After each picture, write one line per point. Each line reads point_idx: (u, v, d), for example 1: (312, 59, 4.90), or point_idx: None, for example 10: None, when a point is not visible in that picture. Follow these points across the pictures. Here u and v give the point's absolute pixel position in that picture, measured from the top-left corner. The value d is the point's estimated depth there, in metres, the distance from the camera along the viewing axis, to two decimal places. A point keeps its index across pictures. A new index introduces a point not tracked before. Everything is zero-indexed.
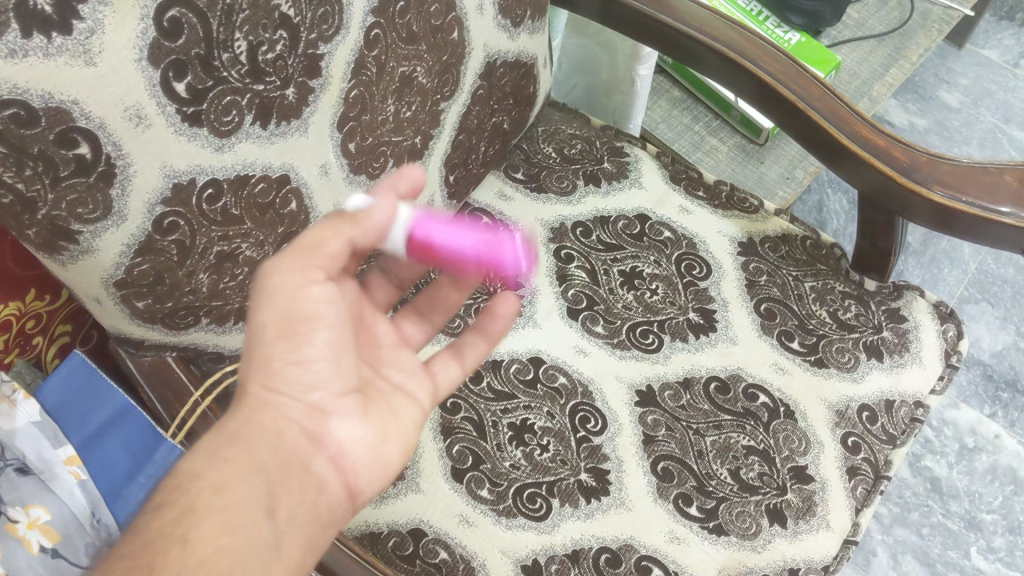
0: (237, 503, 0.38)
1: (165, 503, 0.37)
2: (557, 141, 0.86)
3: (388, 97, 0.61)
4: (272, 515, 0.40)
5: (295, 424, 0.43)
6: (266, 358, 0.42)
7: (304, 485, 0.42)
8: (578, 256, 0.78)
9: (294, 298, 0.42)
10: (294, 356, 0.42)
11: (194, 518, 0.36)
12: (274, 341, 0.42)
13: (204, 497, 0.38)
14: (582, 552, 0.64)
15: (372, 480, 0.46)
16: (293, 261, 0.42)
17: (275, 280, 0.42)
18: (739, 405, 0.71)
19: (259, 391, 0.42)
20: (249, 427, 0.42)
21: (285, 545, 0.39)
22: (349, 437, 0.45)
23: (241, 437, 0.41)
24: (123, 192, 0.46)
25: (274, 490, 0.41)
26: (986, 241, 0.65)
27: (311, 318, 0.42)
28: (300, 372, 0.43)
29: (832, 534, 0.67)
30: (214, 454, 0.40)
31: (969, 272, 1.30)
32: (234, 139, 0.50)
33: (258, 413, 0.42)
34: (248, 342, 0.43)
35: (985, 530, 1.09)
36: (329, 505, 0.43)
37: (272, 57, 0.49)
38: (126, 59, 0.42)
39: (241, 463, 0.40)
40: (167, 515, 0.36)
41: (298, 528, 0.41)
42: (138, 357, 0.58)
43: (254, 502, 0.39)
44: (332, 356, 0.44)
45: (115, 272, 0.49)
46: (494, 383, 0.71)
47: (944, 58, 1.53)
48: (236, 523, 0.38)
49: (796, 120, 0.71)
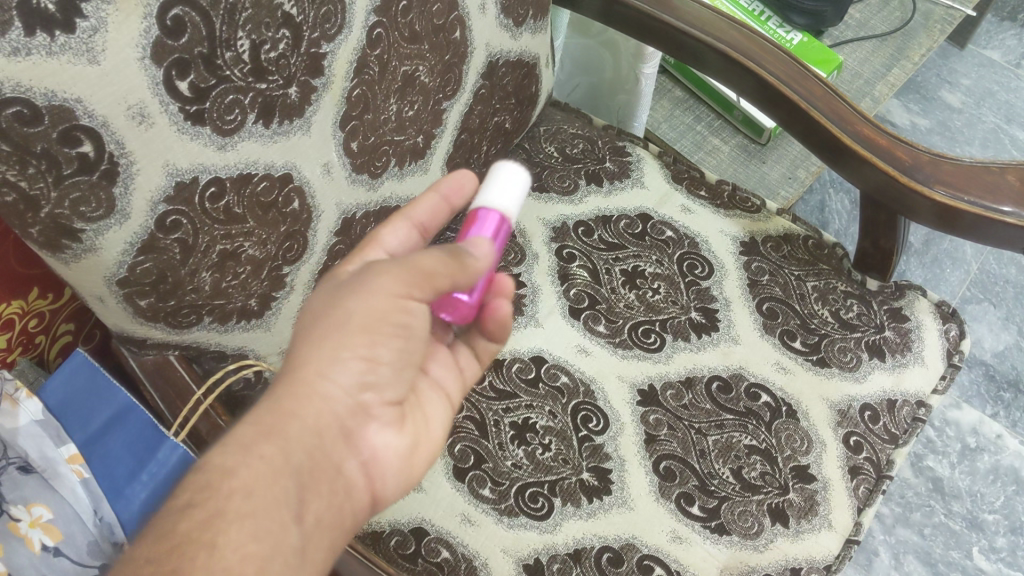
0: (267, 507, 0.36)
1: (194, 505, 0.35)
2: (559, 140, 0.86)
3: (391, 96, 0.61)
4: (300, 520, 0.38)
5: (339, 423, 0.41)
6: (334, 354, 0.40)
7: (336, 488, 0.41)
8: (581, 255, 0.78)
9: (387, 305, 0.40)
10: (359, 356, 0.40)
11: (222, 523, 0.35)
12: (352, 340, 0.40)
13: (234, 500, 0.36)
14: (584, 551, 0.64)
15: (397, 483, 0.45)
16: (399, 277, 0.40)
17: (379, 284, 0.40)
18: (741, 405, 0.71)
19: (311, 382, 0.40)
20: (292, 422, 0.39)
21: (310, 552, 0.38)
22: (385, 440, 0.44)
23: (283, 432, 0.39)
24: (126, 190, 0.46)
25: (309, 494, 0.39)
26: (988, 241, 0.65)
27: (399, 329, 0.41)
28: (358, 372, 0.41)
29: (834, 534, 0.67)
30: (250, 450, 0.37)
31: (971, 272, 1.30)
32: (237, 138, 0.50)
33: (305, 406, 0.40)
34: (313, 330, 0.41)
35: (987, 530, 1.09)
36: (354, 509, 0.42)
37: (275, 55, 0.50)
38: (129, 58, 0.42)
39: (280, 462, 0.38)
40: (195, 518, 0.35)
41: (324, 533, 0.39)
42: (140, 356, 0.58)
43: (286, 506, 0.37)
44: (395, 362, 0.42)
45: (118, 271, 0.49)
46: (496, 382, 0.71)
47: (946, 58, 1.52)
48: (266, 531, 0.36)
49: (799, 120, 0.71)
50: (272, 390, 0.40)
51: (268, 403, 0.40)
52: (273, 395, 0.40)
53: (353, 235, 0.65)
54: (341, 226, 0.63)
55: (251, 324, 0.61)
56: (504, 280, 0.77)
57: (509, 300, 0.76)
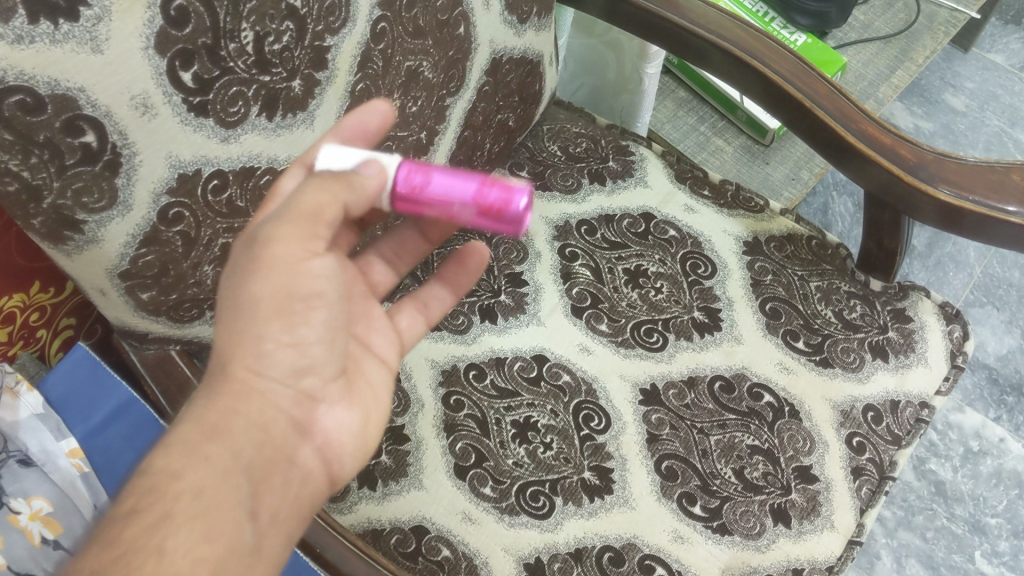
0: (215, 508, 0.36)
1: (138, 511, 0.34)
2: (562, 139, 0.86)
3: (394, 92, 0.61)
4: (254, 517, 0.37)
5: (280, 411, 0.41)
6: (257, 339, 0.40)
7: (288, 479, 0.40)
8: (583, 254, 0.78)
9: (295, 274, 0.39)
10: (285, 340, 0.40)
11: (169, 528, 0.34)
12: (271, 322, 0.39)
13: (182, 502, 0.35)
14: (584, 551, 0.64)
15: (353, 462, 0.45)
16: (296, 235, 0.39)
17: (278, 259, 0.39)
18: (743, 404, 0.71)
19: (245, 375, 0.40)
20: (234, 419, 0.39)
21: (266, 548, 0.37)
22: (336, 420, 0.44)
23: (222, 429, 0.38)
24: (128, 181, 0.46)
25: (259, 489, 0.38)
26: (994, 241, 0.65)
27: (312, 299, 0.40)
28: (289, 356, 0.40)
29: (837, 534, 0.66)
30: (190, 450, 0.37)
31: (974, 275, 1.29)
32: (240, 130, 0.50)
33: (243, 399, 0.39)
34: (234, 318, 0.40)
35: (989, 533, 1.09)
36: (312, 495, 0.42)
37: (279, 48, 0.49)
38: (132, 47, 0.42)
39: (223, 461, 0.37)
40: (142, 525, 0.34)
41: (281, 527, 0.39)
42: (142, 351, 0.58)
43: (237, 504, 0.37)
44: (328, 337, 0.42)
45: (120, 263, 0.49)
46: (498, 380, 0.71)
47: (950, 61, 1.52)
48: (216, 530, 0.35)
49: (802, 118, 0.71)
50: (206, 387, 0.40)
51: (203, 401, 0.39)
52: (208, 392, 0.39)
53: None
54: None
55: None
56: (506, 278, 0.77)
57: (511, 298, 0.75)
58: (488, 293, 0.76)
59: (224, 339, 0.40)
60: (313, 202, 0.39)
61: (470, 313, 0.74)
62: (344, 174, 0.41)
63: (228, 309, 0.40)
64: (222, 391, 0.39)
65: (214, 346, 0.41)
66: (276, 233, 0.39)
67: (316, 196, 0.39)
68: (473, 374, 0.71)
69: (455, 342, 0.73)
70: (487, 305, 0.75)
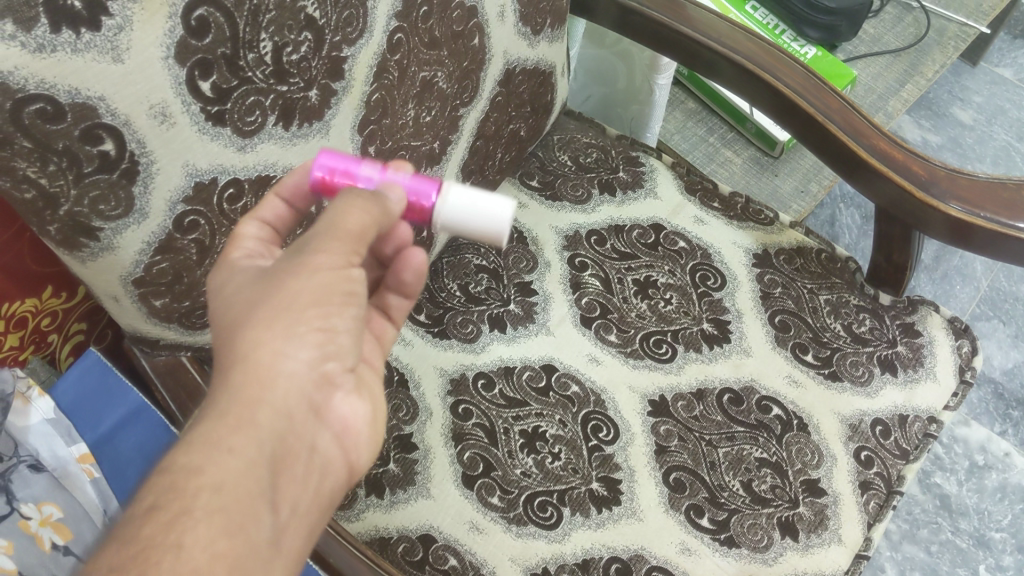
0: (237, 501, 0.34)
1: (157, 507, 0.33)
2: (572, 149, 0.86)
3: (409, 101, 0.61)
4: (272, 510, 0.36)
5: (309, 400, 0.39)
6: (289, 330, 0.38)
7: (307, 470, 0.39)
8: (592, 264, 0.78)
9: (335, 277, 0.40)
10: (316, 330, 0.39)
11: (188, 524, 0.32)
12: (303, 312, 0.38)
13: (204, 497, 0.33)
14: (592, 562, 0.64)
15: (370, 453, 0.44)
16: (339, 246, 0.40)
17: (319, 260, 0.40)
18: (752, 417, 0.71)
19: (270, 363, 0.38)
20: (258, 409, 0.37)
21: (284, 542, 0.36)
22: (355, 411, 0.43)
23: (251, 419, 0.37)
24: (145, 189, 0.46)
25: (280, 480, 0.37)
26: (1003, 258, 0.65)
27: (349, 297, 0.40)
28: (318, 346, 0.39)
29: (844, 548, 0.66)
30: (216, 442, 0.35)
31: (981, 289, 1.29)
32: (257, 139, 0.50)
33: (272, 390, 0.38)
34: (261, 308, 0.39)
35: (994, 548, 1.08)
36: (331, 486, 0.41)
37: (297, 58, 0.49)
38: (152, 57, 0.42)
39: (250, 452, 0.36)
40: (160, 521, 0.32)
41: (299, 520, 0.38)
42: (152, 357, 0.58)
43: (259, 498, 0.35)
44: (356, 330, 0.41)
45: (135, 270, 0.49)
46: (506, 390, 0.71)
47: (958, 75, 1.53)
48: (238, 525, 0.34)
49: (814, 132, 0.71)
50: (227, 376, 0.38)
51: (225, 392, 0.37)
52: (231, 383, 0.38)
53: None
54: None
55: None
56: (516, 287, 0.77)
57: (521, 308, 0.75)
58: (497, 302, 0.76)
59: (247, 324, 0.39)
60: (357, 221, 0.41)
61: (479, 321, 0.74)
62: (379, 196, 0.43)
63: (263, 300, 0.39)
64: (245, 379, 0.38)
65: (233, 337, 0.39)
66: (323, 244, 0.40)
67: (360, 218, 0.41)
68: (482, 383, 0.71)
69: (464, 351, 0.73)
70: (496, 314, 0.75)
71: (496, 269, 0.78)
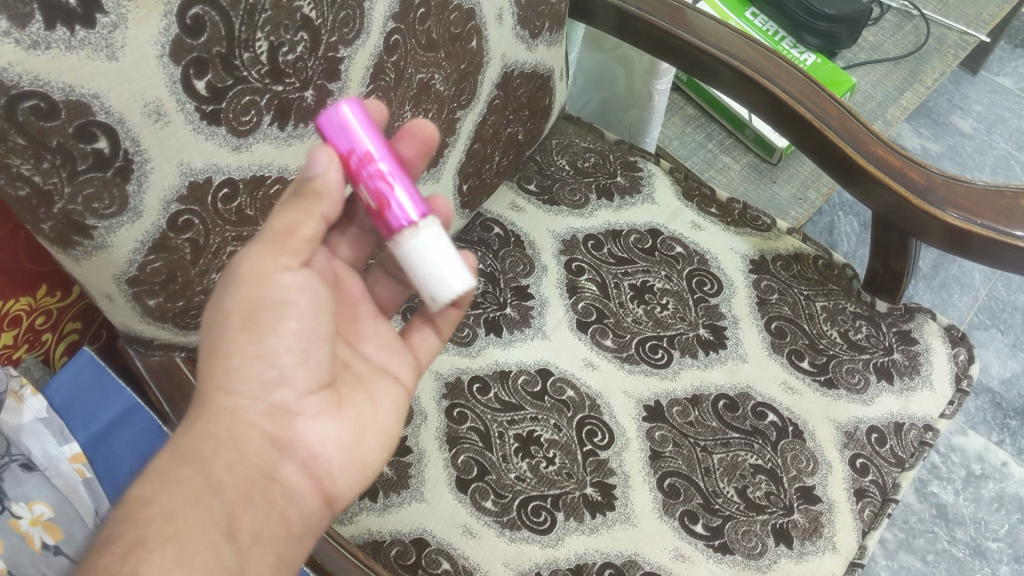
0: (188, 532, 0.37)
1: (116, 537, 0.36)
2: (570, 153, 0.86)
3: (406, 103, 0.60)
4: (230, 539, 0.38)
5: (258, 427, 0.42)
6: (227, 363, 0.42)
7: (269, 498, 0.41)
8: (589, 269, 0.78)
9: (261, 288, 0.41)
10: (252, 356, 0.42)
11: (141, 554, 0.35)
12: (239, 337, 0.41)
13: (154, 526, 0.36)
14: (585, 567, 0.64)
15: (350, 479, 0.45)
16: (261, 248, 0.42)
17: (243, 269, 0.41)
18: (747, 423, 0.71)
19: (218, 397, 0.42)
20: (204, 442, 0.41)
21: (247, 568, 0.38)
22: (324, 435, 0.44)
23: (197, 455, 0.40)
24: (139, 187, 0.46)
25: (236, 509, 0.39)
26: (999, 266, 0.65)
27: (281, 308, 0.41)
28: (257, 372, 0.42)
29: (838, 555, 0.67)
30: (165, 477, 0.39)
31: (979, 297, 1.28)
32: (252, 139, 0.50)
33: (218, 423, 0.41)
34: (210, 342, 0.43)
35: (990, 558, 1.08)
36: (300, 515, 0.42)
37: (292, 58, 0.49)
38: (147, 55, 0.42)
39: (195, 484, 0.39)
40: (112, 553, 0.35)
41: (265, 547, 0.40)
42: (146, 357, 0.58)
43: (212, 527, 0.38)
44: (300, 350, 0.42)
45: (129, 269, 0.49)
46: (502, 394, 0.71)
47: (958, 84, 1.52)
48: (190, 553, 0.36)
49: (812, 139, 0.71)
50: (191, 414, 0.42)
51: (186, 428, 0.42)
52: (190, 422, 0.42)
53: None
54: None
55: None
56: (512, 291, 0.76)
57: (517, 312, 0.75)
58: (494, 306, 0.75)
59: (203, 366, 0.43)
60: (284, 222, 0.42)
61: (476, 325, 0.74)
62: (305, 187, 0.42)
63: (208, 336, 0.43)
64: (199, 416, 0.42)
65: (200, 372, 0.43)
66: (251, 253, 0.42)
67: (289, 217, 0.42)
68: (478, 387, 0.71)
69: (460, 354, 0.73)
70: (492, 317, 0.75)
71: (493, 273, 0.77)
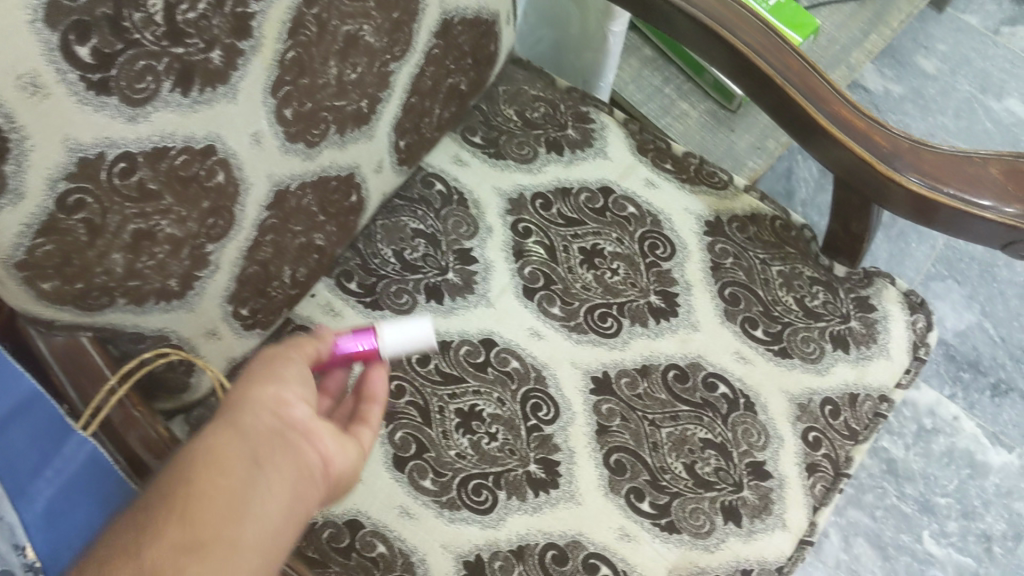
0: (203, 503, 0.34)
1: (134, 524, 0.33)
2: (519, 103, 0.79)
3: (330, 58, 0.54)
4: (248, 505, 0.35)
5: (275, 425, 0.39)
6: (249, 389, 0.40)
7: (284, 473, 0.37)
8: (537, 230, 0.73)
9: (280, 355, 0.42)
10: (269, 385, 0.40)
11: (151, 532, 0.32)
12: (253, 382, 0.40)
13: (172, 507, 0.33)
14: (527, 549, 0.62)
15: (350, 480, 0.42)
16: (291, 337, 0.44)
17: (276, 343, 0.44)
18: (697, 395, 0.68)
19: (237, 406, 0.39)
20: (227, 433, 0.37)
21: (258, 529, 0.35)
22: (328, 442, 0.41)
23: (223, 443, 0.36)
24: (20, 168, 0.40)
25: (255, 478, 0.36)
26: (966, 238, 0.61)
27: (292, 365, 0.42)
28: (274, 395, 0.40)
29: (788, 533, 0.65)
30: (187, 464, 0.35)
31: (936, 248, 1.25)
32: (150, 108, 0.44)
33: (246, 420, 0.38)
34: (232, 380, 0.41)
35: (938, 513, 1.08)
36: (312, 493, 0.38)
37: (194, 16, 0.44)
38: (17, 21, 0.36)
39: (218, 465, 0.35)
40: (126, 539, 0.32)
41: (278, 510, 0.36)
42: (50, 338, 0.50)
43: (228, 497, 0.34)
44: (309, 388, 0.41)
45: (14, 253, 0.42)
46: (443, 365, 0.67)
47: (924, 21, 1.47)
48: (198, 521, 0.33)
49: (774, 96, 0.66)
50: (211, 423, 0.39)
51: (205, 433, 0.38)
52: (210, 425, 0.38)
53: (287, 208, 0.58)
54: (274, 200, 0.56)
55: (172, 305, 0.54)
56: (455, 254, 0.71)
57: (459, 277, 0.71)
58: (434, 271, 0.71)
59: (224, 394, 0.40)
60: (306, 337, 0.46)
61: (414, 291, 0.70)
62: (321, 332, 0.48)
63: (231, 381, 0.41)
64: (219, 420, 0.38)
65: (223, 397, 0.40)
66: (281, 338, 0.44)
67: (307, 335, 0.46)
68: (417, 357, 0.67)
69: None
70: (433, 283, 0.70)
71: (434, 235, 0.72)
